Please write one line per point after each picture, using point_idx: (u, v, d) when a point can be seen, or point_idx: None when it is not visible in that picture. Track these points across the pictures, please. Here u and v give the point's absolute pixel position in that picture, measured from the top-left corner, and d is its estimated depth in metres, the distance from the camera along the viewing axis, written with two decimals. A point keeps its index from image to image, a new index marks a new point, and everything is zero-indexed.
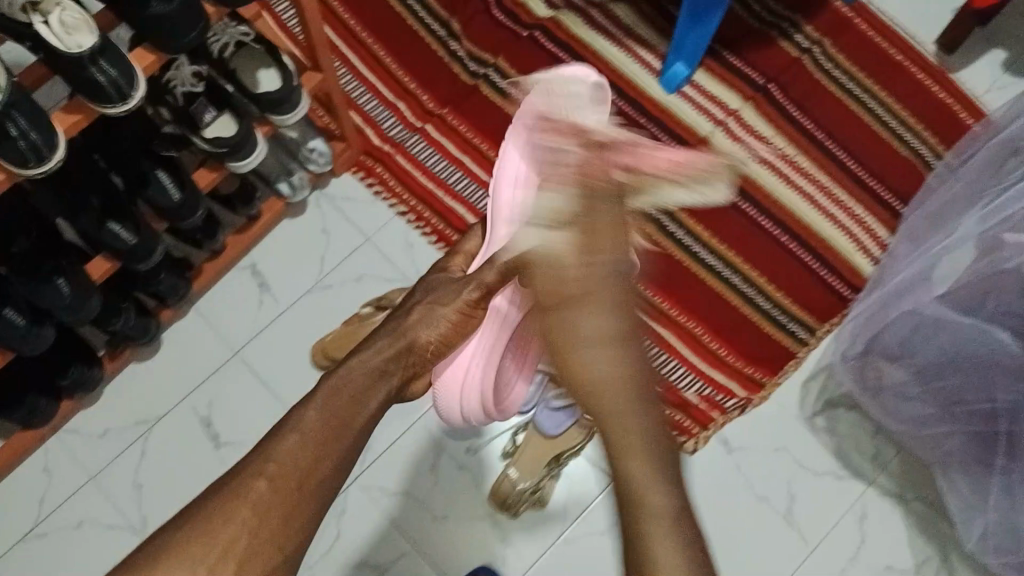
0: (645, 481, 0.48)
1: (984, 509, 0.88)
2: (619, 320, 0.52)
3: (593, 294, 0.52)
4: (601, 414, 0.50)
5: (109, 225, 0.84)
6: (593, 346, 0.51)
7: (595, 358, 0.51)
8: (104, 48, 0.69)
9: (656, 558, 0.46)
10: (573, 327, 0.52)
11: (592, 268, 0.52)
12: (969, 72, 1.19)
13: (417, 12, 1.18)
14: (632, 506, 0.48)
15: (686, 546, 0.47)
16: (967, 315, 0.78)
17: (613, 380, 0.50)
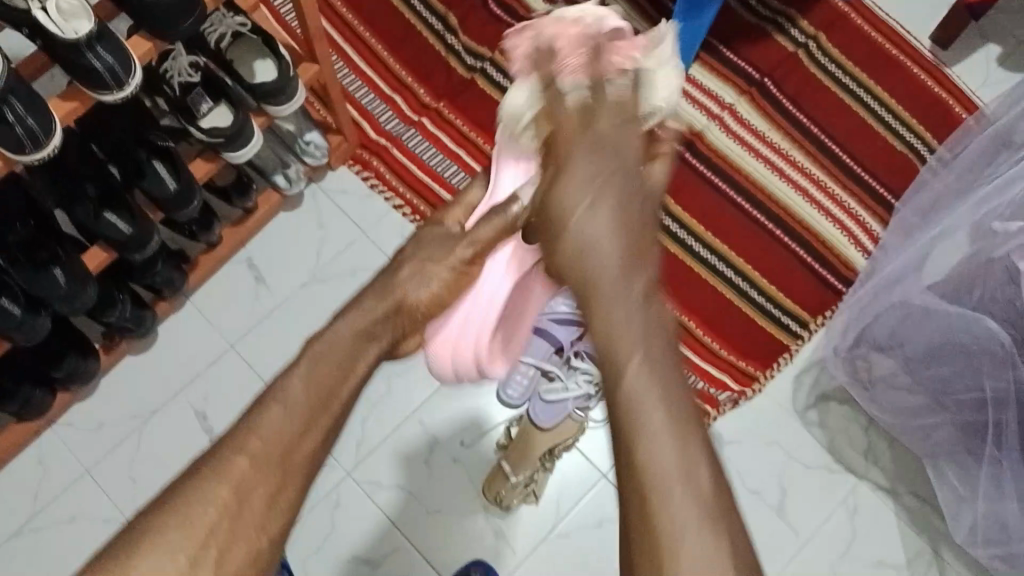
0: (617, 320, 0.43)
1: (974, 500, 0.89)
2: (610, 172, 0.47)
3: (591, 146, 0.48)
4: (590, 274, 0.44)
5: (105, 216, 0.84)
6: (583, 195, 0.46)
7: (585, 211, 0.46)
8: (100, 35, 0.70)
9: (630, 396, 0.42)
10: (567, 180, 0.47)
11: (591, 124, 0.50)
12: (964, 67, 1.20)
13: (414, 6, 1.18)
14: (614, 363, 0.43)
15: (678, 423, 0.42)
16: (954, 304, 0.79)
17: (610, 241, 0.45)
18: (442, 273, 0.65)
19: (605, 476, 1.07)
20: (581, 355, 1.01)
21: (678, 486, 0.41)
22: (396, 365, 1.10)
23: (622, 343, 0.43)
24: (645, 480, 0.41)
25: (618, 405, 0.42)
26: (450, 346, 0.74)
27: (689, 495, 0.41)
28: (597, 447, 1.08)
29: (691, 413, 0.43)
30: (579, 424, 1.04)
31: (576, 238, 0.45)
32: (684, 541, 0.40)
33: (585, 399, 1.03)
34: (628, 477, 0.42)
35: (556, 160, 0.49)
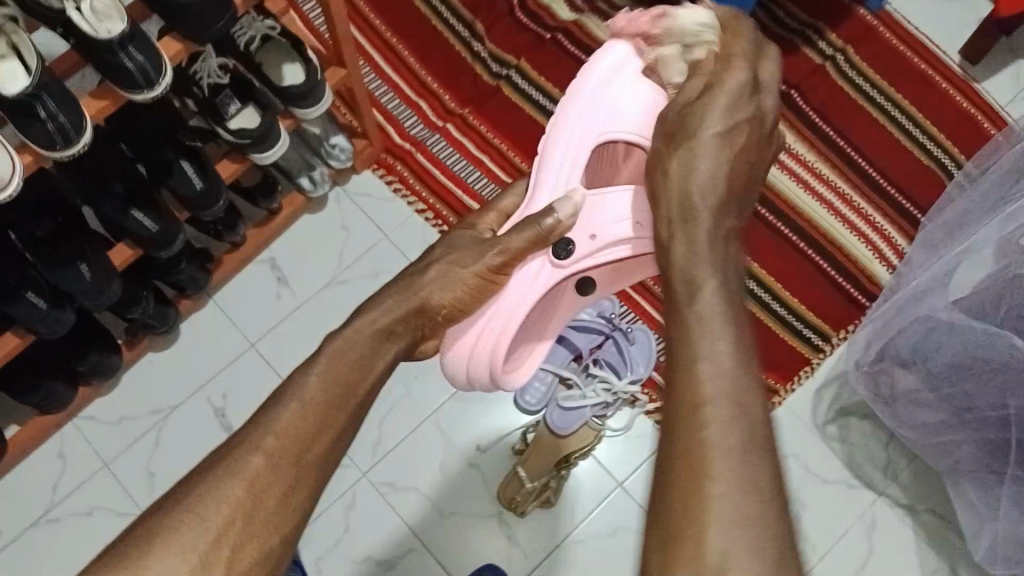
0: (695, 249, 0.59)
1: (995, 519, 0.88)
2: (733, 127, 0.62)
3: (729, 101, 0.62)
4: (685, 201, 0.61)
5: (132, 213, 0.86)
6: (719, 130, 0.62)
7: (713, 137, 0.62)
8: (132, 34, 0.71)
9: (700, 313, 0.54)
10: (705, 116, 0.62)
11: (742, 79, 0.63)
12: (992, 83, 1.19)
13: (441, 12, 1.19)
14: (695, 288, 0.56)
15: (737, 361, 0.51)
16: (980, 321, 0.78)
17: (710, 178, 0.61)
18: (469, 277, 0.71)
19: (620, 485, 1.07)
20: (598, 363, 1.05)
21: (727, 412, 0.49)
22: (416, 367, 1.11)
23: (699, 275, 0.57)
24: (699, 398, 0.50)
25: (690, 325, 0.54)
26: (469, 342, 0.75)
27: (736, 432, 0.48)
28: (614, 455, 1.08)
29: (745, 361, 0.52)
30: (596, 432, 1.04)
31: (684, 166, 0.62)
32: (726, 449, 0.47)
33: (602, 407, 1.02)
34: (689, 391, 0.50)
35: (698, 98, 0.63)
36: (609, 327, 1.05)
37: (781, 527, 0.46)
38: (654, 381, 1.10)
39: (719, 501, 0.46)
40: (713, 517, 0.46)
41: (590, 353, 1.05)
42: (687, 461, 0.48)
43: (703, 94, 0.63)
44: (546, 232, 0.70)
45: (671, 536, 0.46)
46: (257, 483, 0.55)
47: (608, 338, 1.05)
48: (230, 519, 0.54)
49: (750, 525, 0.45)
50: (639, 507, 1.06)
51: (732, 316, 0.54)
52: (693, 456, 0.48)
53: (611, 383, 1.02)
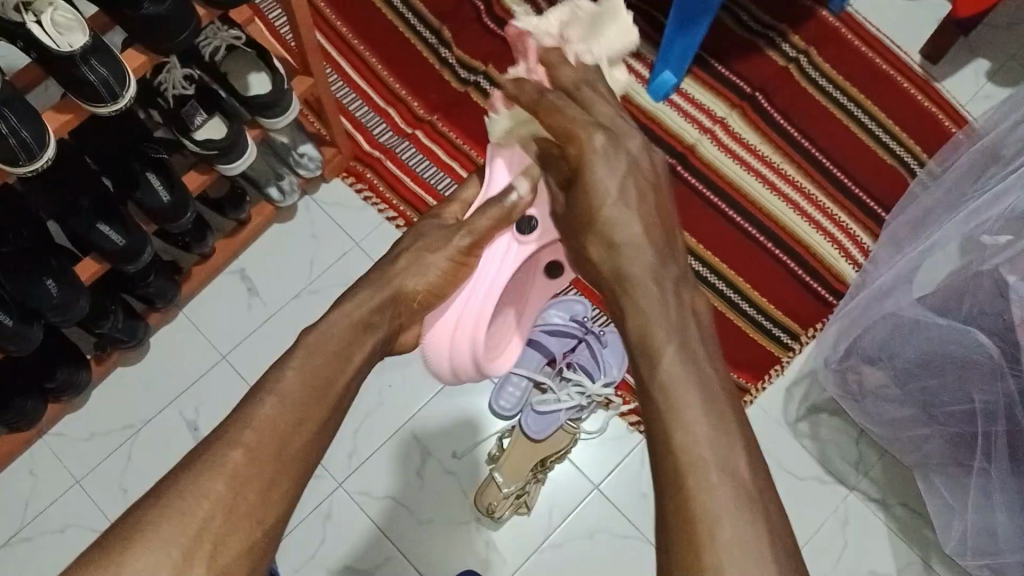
0: (644, 331, 0.54)
1: (965, 511, 0.89)
2: (627, 175, 0.58)
3: (609, 149, 0.58)
4: (619, 274, 0.57)
5: (98, 227, 0.85)
6: (614, 191, 0.57)
7: (613, 205, 0.57)
8: (95, 47, 0.70)
9: (665, 386, 0.51)
10: (592, 180, 0.58)
11: (596, 131, 0.59)
12: (953, 82, 1.21)
13: (408, 20, 1.19)
14: (649, 363, 0.53)
15: (704, 406, 0.50)
16: (944, 316, 0.79)
17: (634, 245, 0.56)
18: (441, 262, 0.71)
19: (597, 487, 1.07)
20: (571, 367, 1.07)
21: (712, 467, 0.48)
22: (390, 374, 1.10)
23: (653, 335, 0.53)
24: (683, 463, 0.48)
25: (654, 386, 0.52)
26: (447, 335, 0.75)
27: (726, 485, 0.47)
28: (590, 458, 1.08)
29: (717, 404, 0.50)
30: (571, 435, 1.06)
31: (603, 238, 0.58)
32: (719, 513, 0.47)
33: (576, 411, 1.05)
34: (672, 476, 0.49)
35: (572, 170, 0.60)
36: (582, 331, 1.08)
37: (788, 561, 0.46)
38: (628, 383, 1.11)
39: (730, 561, 0.45)
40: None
41: (563, 357, 1.08)
42: (688, 535, 0.47)
43: (579, 159, 0.59)
44: (509, 211, 0.70)
45: None
46: (237, 477, 0.55)
47: (581, 341, 1.08)
48: (208, 517, 0.53)
49: (758, 572, 0.45)
50: (616, 509, 1.07)
51: (699, 362, 0.52)
52: (687, 523, 0.47)
53: (585, 386, 1.05)
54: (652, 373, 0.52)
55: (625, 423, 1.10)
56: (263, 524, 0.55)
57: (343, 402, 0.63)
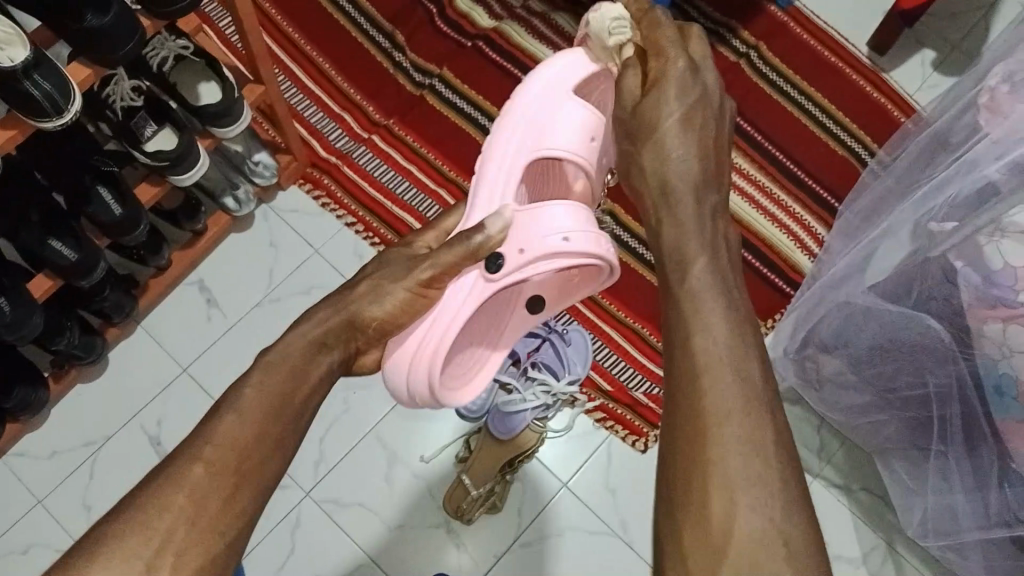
0: (682, 222, 0.61)
1: (925, 493, 0.92)
2: (697, 99, 0.66)
3: (679, 88, 0.65)
4: (666, 183, 0.64)
5: (50, 243, 0.83)
6: (680, 116, 0.65)
7: (677, 123, 0.65)
8: (36, 62, 0.69)
9: (688, 287, 0.57)
10: (661, 108, 0.65)
11: (683, 61, 0.65)
12: (900, 73, 1.23)
13: (361, 25, 1.19)
14: (683, 261, 0.59)
15: (729, 320, 0.55)
16: (893, 304, 0.80)
17: (684, 159, 0.64)
18: (399, 293, 0.71)
19: (565, 485, 1.08)
20: (536, 367, 1.06)
21: (725, 349, 0.53)
22: (357, 379, 1.10)
23: (689, 248, 0.59)
24: (706, 363, 0.53)
25: (682, 292, 0.57)
26: (410, 353, 0.71)
27: (736, 384, 0.52)
28: (557, 457, 1.09)
29: (738, 319, 0.55)
30: (537, 434, 1.05)
31: (659, 146, 0.65)
32: (727, 411, 0.51)
33: (542, 410, 1.04)
34: (687, 362, 0.54)
35: (651, 91, 0.66)
36: (546, 330, 1.06)
37: (784, 469, 0.50)
38: (592, 380, 1.11)
39: (736, 465, 0.50)
40: (730, 479, 0.50)
41: (528, 357, 1.06)
42: (702, 433, 0.51)
43: (655, 79, 0.66)
44: (476, 250, 0.70)
45: (691, 485, 0.51)
46: (200, 494, 0.54)
47: (544, 340, 1.06)
48: (170, 534, 0.52)
49: (758, 476, 0.49)
50: (586, 507, 1.07)
51: (725, 283, 0.57)
52: (700, 416, 0.52)
53: (551, 386, 1.03)
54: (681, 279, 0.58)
55: (592, 421, 1.10)
56: (225, 536, 0.54)
57: (303, 414, 0.63)
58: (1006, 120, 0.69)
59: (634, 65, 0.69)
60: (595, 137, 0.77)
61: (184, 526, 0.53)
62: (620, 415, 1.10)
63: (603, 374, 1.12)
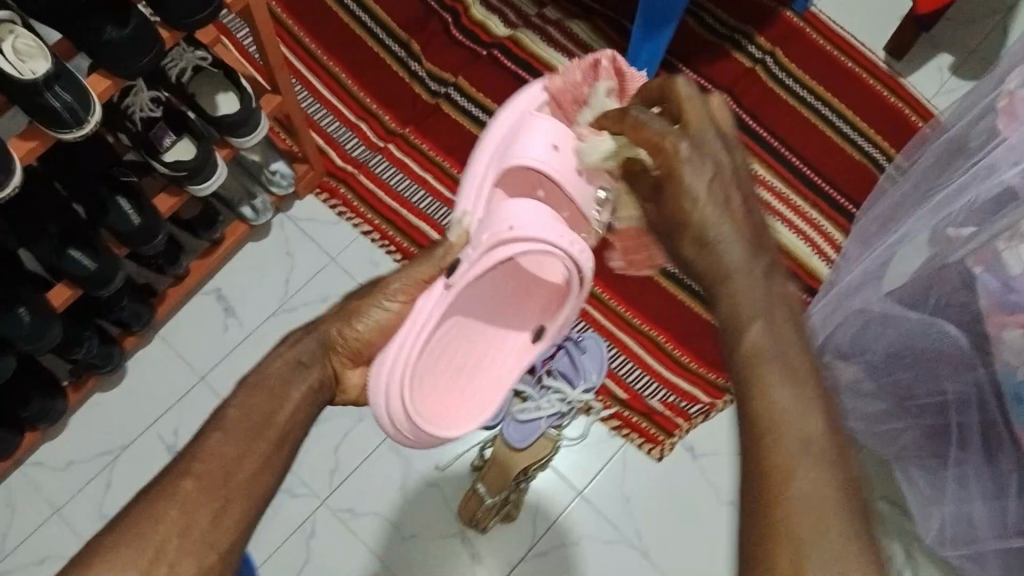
0: (738, 302, 0.49)
1: (943, 501, 0.91)
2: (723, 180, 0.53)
3: (701, 172, 0.53)
4: (717, 270, 0.50)
5: (70, 252, 0.84)
6: (713, 195, 0.52)
7: (710, 199, 0.52)
8: (57, 74, 0.70)
9: (746, 342, 0.48)
10: (683, 194, 0.52)
11: (686, 142, 0.54)
12: (917, 78, 1.23)
13: (377, 34, 1.19)
14: (737, 319, 0.49)
15: (790, 365, 0.47)
16: (913, 310, 0.80)
17: (730, 243, 0.50)
18: None
19: (581, 493, 1.07)
20: (552, 374, 1.03)
21: (779, 373, 0.46)
22: None
23: (743, 306, 0.49)
24: (760, 393, 0.46)
25: (737, 351, 0.48)
26: (383, 383, 0.66)
27: (791, 409, 0.45)
28: (573, 464, 1.09)
29: (795, 350, 0.47)
30: (553, 443, 1.02)
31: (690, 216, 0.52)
32: (794, 465, 0.44)
33: (558, 418, 1.02)
34: (747, 417, 0.46)
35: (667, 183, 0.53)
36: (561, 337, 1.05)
37: (854, 499, 0.44)
38: (608, 388, 1.11)
39: (799, 488, 0.43)
40: (792, 512, 0.43)
41: (543, 364, 1.04)
42: (763, 461, 0.44)
43: (669, 170, 0.53)
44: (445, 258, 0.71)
45: (761, 549, 0.43)
46: (188, 503, 0.55)
47: (560, 348, 1.05)
48: (165, 537, 0.53)
49: (828, 510, 0.43)
50: (602, 514, 1.07)
51: (788, 342, 0.48)
52: (760, 444, 0.45)
53: (566, 393, 1.01)
54: (734, 321, 0.49)
55: (607, 427, 1.10)
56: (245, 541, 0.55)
57: (289, 433, 0.63)
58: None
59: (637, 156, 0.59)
60: (562, 146, 0.76)
61: (176, 537, 0.53)
62: (636, 422, 1.10)
63: (619, 382, 1.11)
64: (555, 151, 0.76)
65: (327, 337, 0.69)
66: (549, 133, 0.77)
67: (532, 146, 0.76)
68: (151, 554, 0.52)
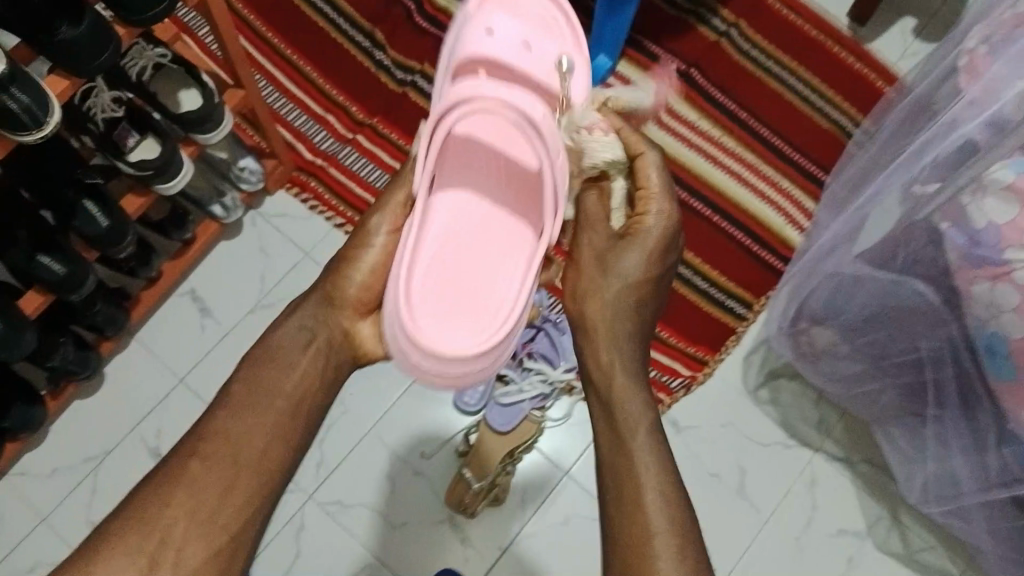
0: (628, 393, 0.63)
1: (924, 460, 0.92)
2: (658, 262, 0.68)
3: (650, 247, 0.67)
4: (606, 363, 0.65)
5: (40, 259, 0.84)
6: (639, 263, 0.67)
7: (631, 267, 0.67)
8: (14, 76, 0.69)
9: (621, 419, 0.62)
10: (626, 257, 0.67)
11: (664, 212, 0.68)
12: (880, 45, 1.23)
13: (337, 25, 1.18)
14: (611, 397, 0.63)
15: (657, 456, 0.61)
16: (882, 270, 0.81)
17: (623, 327, 0.66)
18: None
19: (567, 473, 1.08)
20: (533, 357, 1.06)
21: (649, 461, 0.60)
22: (351, 381, 1.10)
23: (624, 394, 0.63)
24: (632, 457, 0.60)
25: (618, 441, 0.62)
26: (397, 293, 0.62)
27: (660, 483, 0.59)
28: (557, 446, 1.09)
29: (648, 421, 0.62)
30: (537, 424, 1.05)
31: (610, 265, 0.67)
32: (660, 533, 0.57)
33: (541, 400, 1.05)
34: (630, 497, 0.59)
35: (626, 238, 0.68)
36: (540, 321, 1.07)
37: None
38: None
39: (664, 566, 0.56)
40: (657, 542, 0.57)
41: (524, 348, 1.06)
42: (639, 531, 0.57)
43: (635, 231, 0.68)
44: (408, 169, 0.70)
45: None
46: (195, 484, 0.58)
47: (539, 331, 1.07)
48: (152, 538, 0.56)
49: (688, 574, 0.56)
50: (589, 493, 1.07)
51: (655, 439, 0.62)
52: (625, 479, 0.60)
53: (548, 374, 1.04)
54: (612, 401, 0.63)
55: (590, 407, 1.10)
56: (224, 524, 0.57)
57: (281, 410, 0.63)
58: (983, 79, 0.69)
59: (595, 189, 0.70)
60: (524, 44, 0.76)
61: (184, 519, 0.57)
62: None
63: None
64: (499, 36, 0.76)
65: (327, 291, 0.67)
66: (493, 23, 0.77)
67: (480, 39, 0.76)
68: (156, 537, 0.56)
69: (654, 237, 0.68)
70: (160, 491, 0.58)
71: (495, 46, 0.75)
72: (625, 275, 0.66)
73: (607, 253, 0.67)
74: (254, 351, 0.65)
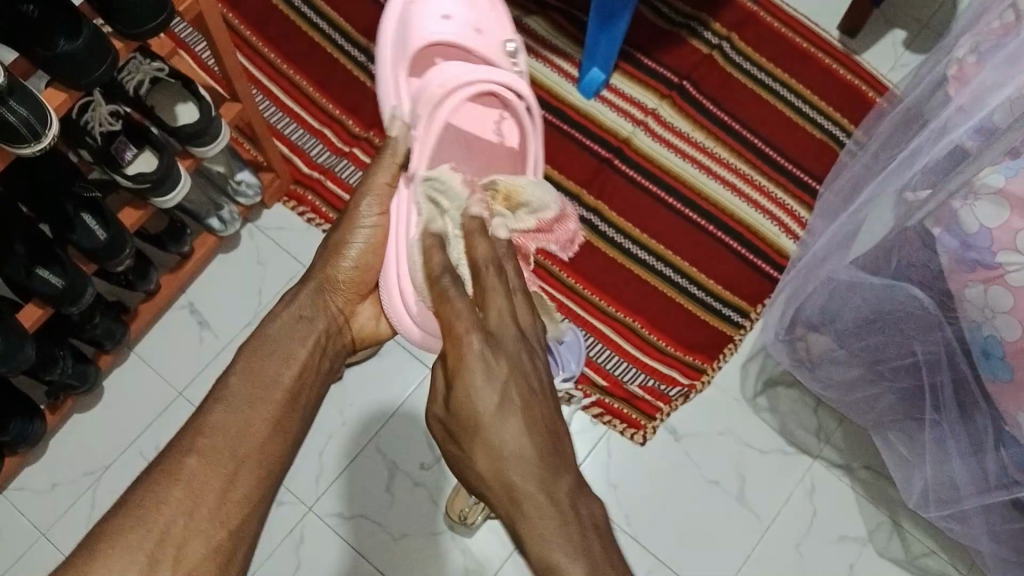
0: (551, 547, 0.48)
1: (923, 466, 0.92)
2: (513, 382, 0.53)
3: (489, 365, 0.53)
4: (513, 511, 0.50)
5: (37, 272, 0.84)
6: (492, 401, 0.52)
7: (482, 407, 0.52)
8: (12, 89, 0.70)
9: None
10: (472, 399, 0.52)
11: (480, 333, 0.54)
12: (872, 54, 1.24)
13: (333, 40, 1.20)
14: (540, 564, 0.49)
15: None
16: (875, 276, 0.81)
17: (516, 473, 0.50)
18: None
19: None
20: None
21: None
22: (349, 392, 1.10)
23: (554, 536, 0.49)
24: None
25: None
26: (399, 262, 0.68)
27: None
28: None
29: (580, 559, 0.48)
30: None
31: (488, 447, 0.51)
32: None
33: None
34: None
35: (457, 380, 0.54)
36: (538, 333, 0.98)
37: None
38: (587, 377, 1.09)
39: None
40: None
41: None
42: None
43: (459, 365, 0.54)
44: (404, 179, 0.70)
45: None
46: (193, 483, 0.57)
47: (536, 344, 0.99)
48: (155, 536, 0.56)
49: None
50: None
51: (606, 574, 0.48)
52: None
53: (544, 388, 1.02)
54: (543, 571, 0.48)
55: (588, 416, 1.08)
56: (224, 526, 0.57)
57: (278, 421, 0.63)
58: (972, 86, 0.70)
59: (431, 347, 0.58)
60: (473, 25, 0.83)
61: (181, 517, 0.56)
62: (617, 409, 1.08)
63: (598, 371, 1.10)
64: (454, 21, 0.81)
65: (324, 278, 0.71)
66: (441, 7, 0.82)
67: (430, 23, 0.80)
68: (156, 534, 0.54)
69: (480, 370, 0.53)
70: (153, 491, 0.56)
71: (449, 28, 0.80)
72: (469, 423, 0.53)
73: (451, 405, 0.54)
74: (250, 342, 0.66)
